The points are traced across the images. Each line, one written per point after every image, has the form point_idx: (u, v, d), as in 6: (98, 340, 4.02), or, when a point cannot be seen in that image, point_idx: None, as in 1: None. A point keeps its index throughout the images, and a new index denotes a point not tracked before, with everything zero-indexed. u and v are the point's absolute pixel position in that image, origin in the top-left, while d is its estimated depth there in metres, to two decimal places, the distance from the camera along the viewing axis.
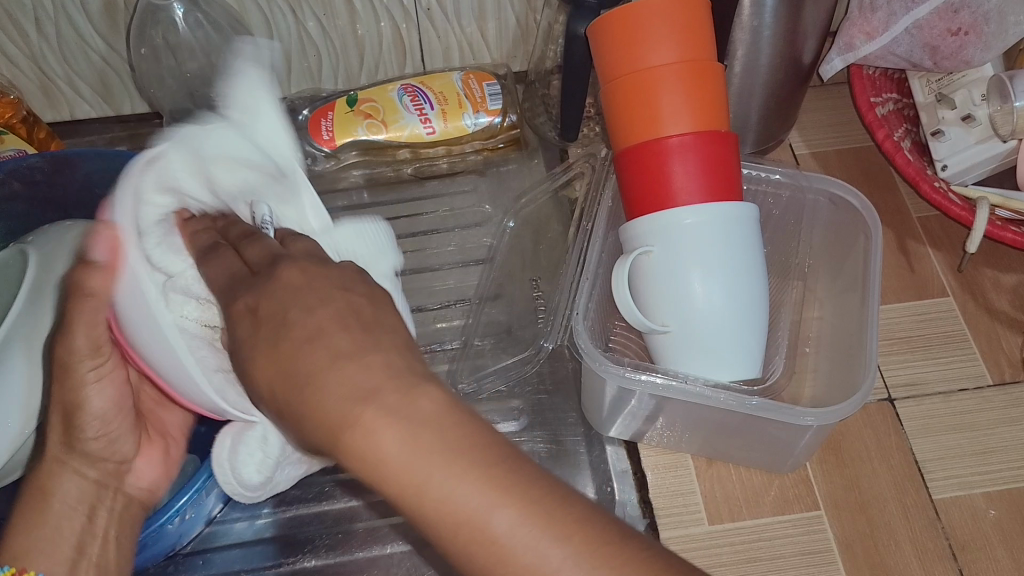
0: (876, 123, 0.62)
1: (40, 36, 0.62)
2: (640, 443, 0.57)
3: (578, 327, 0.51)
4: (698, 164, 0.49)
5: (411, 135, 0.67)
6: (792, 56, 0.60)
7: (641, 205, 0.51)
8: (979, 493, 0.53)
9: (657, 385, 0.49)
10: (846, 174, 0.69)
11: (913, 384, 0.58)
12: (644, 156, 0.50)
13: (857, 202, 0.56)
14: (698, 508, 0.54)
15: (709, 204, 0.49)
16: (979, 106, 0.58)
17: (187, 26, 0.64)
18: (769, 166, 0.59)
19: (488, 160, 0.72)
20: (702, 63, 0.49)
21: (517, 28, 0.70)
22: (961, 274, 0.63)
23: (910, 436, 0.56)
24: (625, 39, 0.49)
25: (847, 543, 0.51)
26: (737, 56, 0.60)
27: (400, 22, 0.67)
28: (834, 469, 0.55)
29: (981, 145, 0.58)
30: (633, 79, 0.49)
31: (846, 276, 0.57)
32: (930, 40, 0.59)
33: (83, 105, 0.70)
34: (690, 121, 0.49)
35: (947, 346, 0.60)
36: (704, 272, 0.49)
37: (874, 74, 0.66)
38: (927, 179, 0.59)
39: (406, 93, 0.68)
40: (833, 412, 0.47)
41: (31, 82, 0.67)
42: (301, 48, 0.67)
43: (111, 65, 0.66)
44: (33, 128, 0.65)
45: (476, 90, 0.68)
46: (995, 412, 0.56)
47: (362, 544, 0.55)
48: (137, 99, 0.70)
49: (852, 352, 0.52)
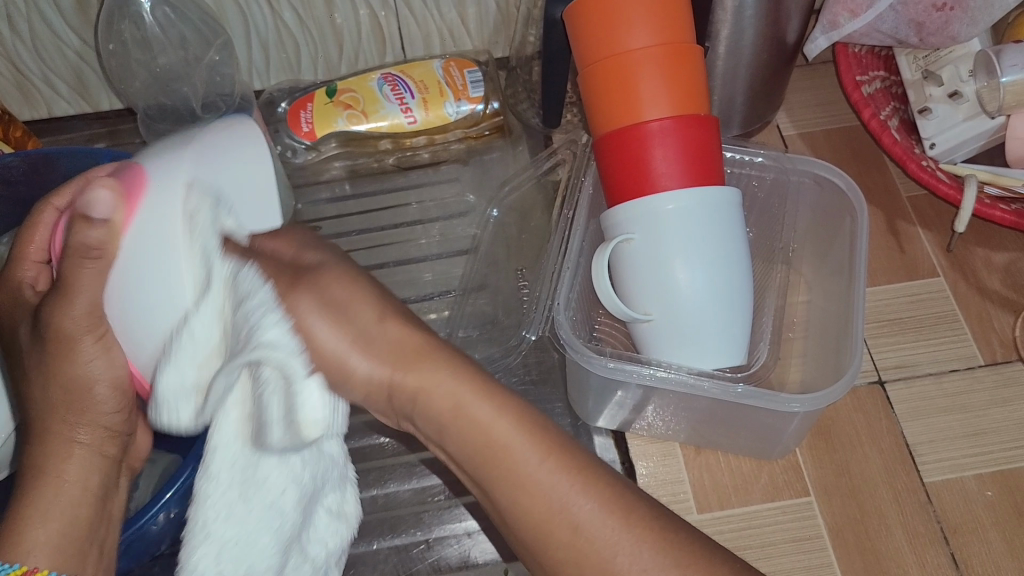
0: (862, 101, 0.61)
1: (12, 32, 0.61)
2: (628, 432, 0.57)
3: (560, 317, 0.50)
4: (676, 149, 0.48)
5: (392, 125, 0.67)
6: (775, 35, 0.59)
7: (623, 191, 0.50)
8: (971, 474, 0.53)
9: (641, 375, 0.49)
10: (834, 154, 0.68)
11: (903, 366, 0.58)
12: (623, 141, 0.49)
13: (842, 182, 0.55)
14: (687, 496, 0.53)
15: (688, 190, 0.48)
16: (966, 82, 0.57)
17: (156, 20, 0.63)
18: (752, 149, 0.58)
19: (472, 148, 0.71)
20: (678, 45, 0.48)
21: (498, 13, 0.68)
22: (952, 254, 0.62)
23: (901, 419, 0.55)
24: (602, 23, 0.48)
25: (838, 530, 0.51)
26: (720, 37, 0.59)
27: (378, 11, 0.66)
28: (824, 455, 0.54)
29: (970, 122, 0.57)
30: (611, 63, 0.48)
31: (832, 260, 0.56)
32: (915, 16, 0.58)
33: (60, 102, 0.69)
34: (669, 104, 0.48)
35: (939, 327, 0.59)
36: (686, 259, 0.48)
37: (860, 52, 0.65)
38: (914, 158, 0.58)
39: (386, 82, 0.67)
40: (817, 399, 0.46)
41: (6, 81, 0.66)
42: (280, 39, 0.66)
43: (86, 60, 0.65)
44: (9, 126, 0.64)
45: (457, 77, 0.67)
46: (987, 393, 0.56)
47: (348, 541, 0.54)
48: (113, 94, 0.69)
49: (840, 336, 0.51)
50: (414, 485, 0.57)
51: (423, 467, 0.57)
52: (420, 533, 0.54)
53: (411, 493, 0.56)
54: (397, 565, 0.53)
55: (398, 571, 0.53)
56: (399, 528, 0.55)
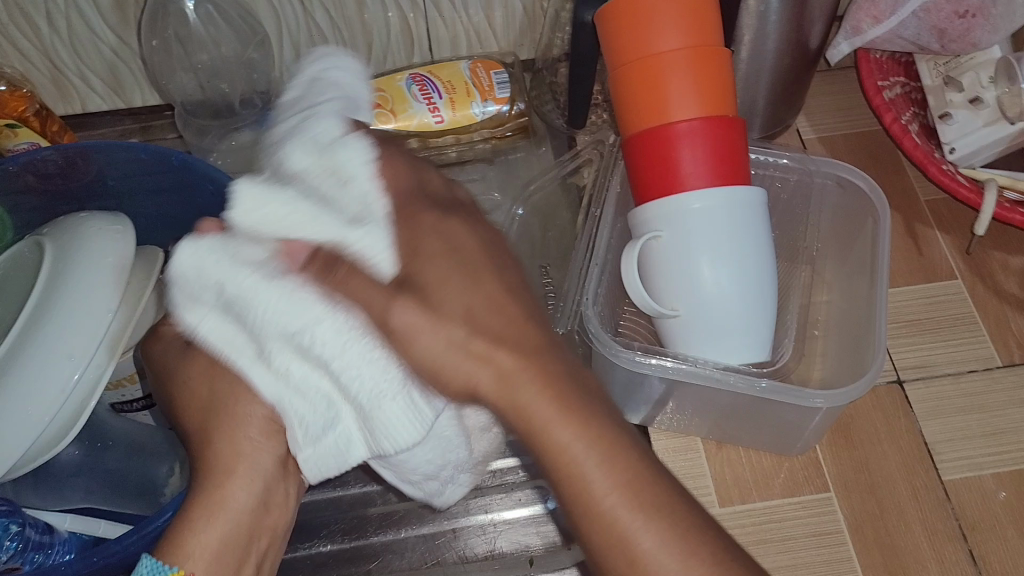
0: (883, 106, 0.62)
1: (51, 28, 0.63)
2: (651, 428, 0.58)
3: (589, 312, 0.52)
4: (705, 149, 0.49)
5: (420, 124, 0.67)
6: (798, 40, 0.60)
7: (651, 191, 0.51)
8: (988, 473, 0.54)
9: (667, 369, 0.50)
10: (853, 158, 0.69)
11: (922, 366, 0.59)
12: (652, 142, 0.50)
13: (864, 184, 0.56)
14: (709, 491, 0.54)
15: (715, 188, 0.49)
16: (987, 88, 0.59)
17: (199, 19, 0.65)
18: (776, 151, 0.59)
19: (497, 148, 0.72)
20: (707, 48, 0.49)
21: (524, 16, 0.70)
22: (969, 256, 0.64)
23: (920, 418, 0.56)
24: (633, 27, 0.49)
25: (857, 524, 0.52)
26: (744, 41, 0.60)
27: (408, 13, 0.67)
28: (844, 451, 0.55)
29: (989, 128, 0.58)
30: (640, 65, 0.49)
31: (853, 260, 0.58)
32: (938, 22, 0.59)
33: (94, 98, 0.70)
34: (699, 106, 0.49)
35: (957, 329, 0.60)
36: (713, 257, 0.49)
37: (881, 58, 0.67)
38: (934, 162, 0.59)
39: (414, 82, 0.68)
40: (842, 393, 0.47)
41: (43, 76, 0.67)
42: (311, 39, 0.68)
43: (122, 58, 0.67)
44: (47, 121, 0.66)
45: (484, 78, 0.68)
46: (1004, 393, 0.57)
47: (377, 529, 0.56)
48: (146, 90, 0.70)
49: (863, 334, 0.52)
50: None
51: None
52: (446, 523, 0.56)
53: None
54: (424, 553, 0.54)
55: (426, 559, 0.54)
56: (426, 518, 0.56)
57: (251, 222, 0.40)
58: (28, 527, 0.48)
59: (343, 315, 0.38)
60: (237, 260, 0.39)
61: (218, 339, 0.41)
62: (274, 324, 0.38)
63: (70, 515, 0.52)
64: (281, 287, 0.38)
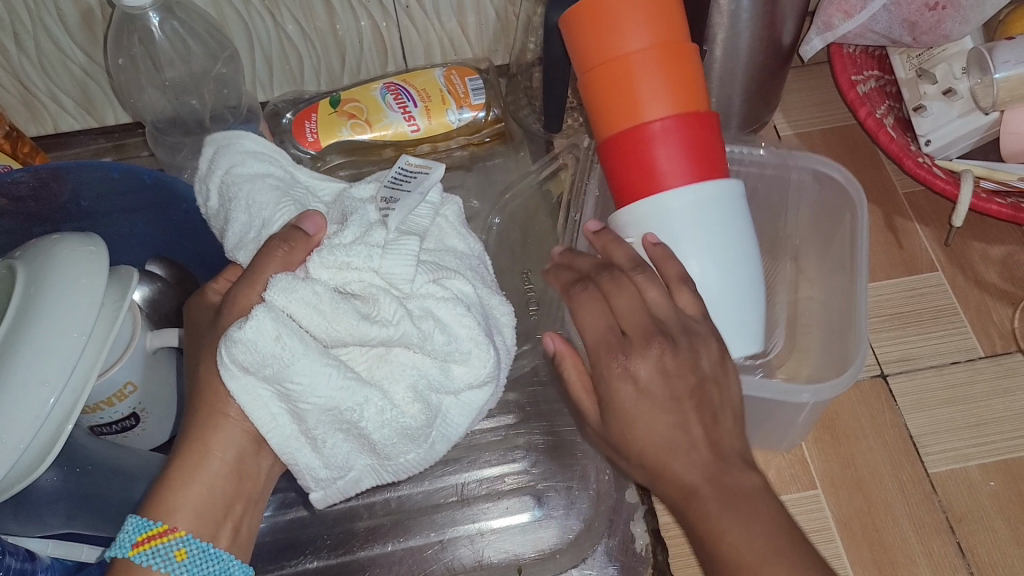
0: (858, 100, 0.62)
1: (18, 49, 0.62)
2: None
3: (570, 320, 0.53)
4: (679, 148, 0.49)
5: (396, 133, 0.67)
6: (770, 37, 0.60)
7: (627, 193, 0.51)
8: (975, 464, 0.53)
9: None
10: (831, 153, 0.69)
11: (906, 359, 0.59)
12: (627, 143, 0.50)
13: (841, 177, 0.56)
14: None
15: (692, 186, 0.49)
16: (959, 79, 0.59)
17: (164, 35, 0.63)
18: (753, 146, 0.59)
19: (475, 155, 0.72)
20: (677, 47, 0.49)
21: (497, 22, 0.69)
22: (949, 248, 0.64)
23: (905, 411, 0.56)
24: (601, 30, 0.49)
25: (845, 521, 0.52)
26: (717, 40, 0.60)
27: (380, 22, 0.67)
28: (830, 448, 0.55)
29: (965, 118, 0.59)
30: (610, 67, 0.49)
31: (833, 256, 0.57)
32: (908, 15, 0.59)
33: (66, 118, 0.70)
34: (671, 105, 0.49)
35: (940, 320, 0.60)
36: (693, 254, 0.49)
37: (854, 52, 0.66)
38: (911, 155, 0.58)
39: (389, 92, 0.67)
40: (827, 388, 0.47)
41: (12, 97, 0.67)
42: (283, 50, 0.68)
43: (90, 75, 0.66)
44: (17, 143, 0.65)
45: (459, 85, 0.68)
46: (988, 383, 0.57)
47: (364, 544, 0.55)
48: (117, 108, 0.70)
49: (844, 330, 0.52)
50: (428, 487, 0.57)
51: (440, 467, 0.58)
52: (434, 534, 0.55)
53: (424, 494, 0.57)
54: (412, 566, 0.54)
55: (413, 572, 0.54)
56: (413, 530, 0.55)
57: (289, 310, 0.38)
58: (9, 555, 0.48)
59: (378, 394, 0.41)
60: (280, 358, 0.38)
61: (252, 407, 0.39)
62: (315, 404, 0.39)
63: (53, 541, 0.53)
64: (320, 367, 0.39)
